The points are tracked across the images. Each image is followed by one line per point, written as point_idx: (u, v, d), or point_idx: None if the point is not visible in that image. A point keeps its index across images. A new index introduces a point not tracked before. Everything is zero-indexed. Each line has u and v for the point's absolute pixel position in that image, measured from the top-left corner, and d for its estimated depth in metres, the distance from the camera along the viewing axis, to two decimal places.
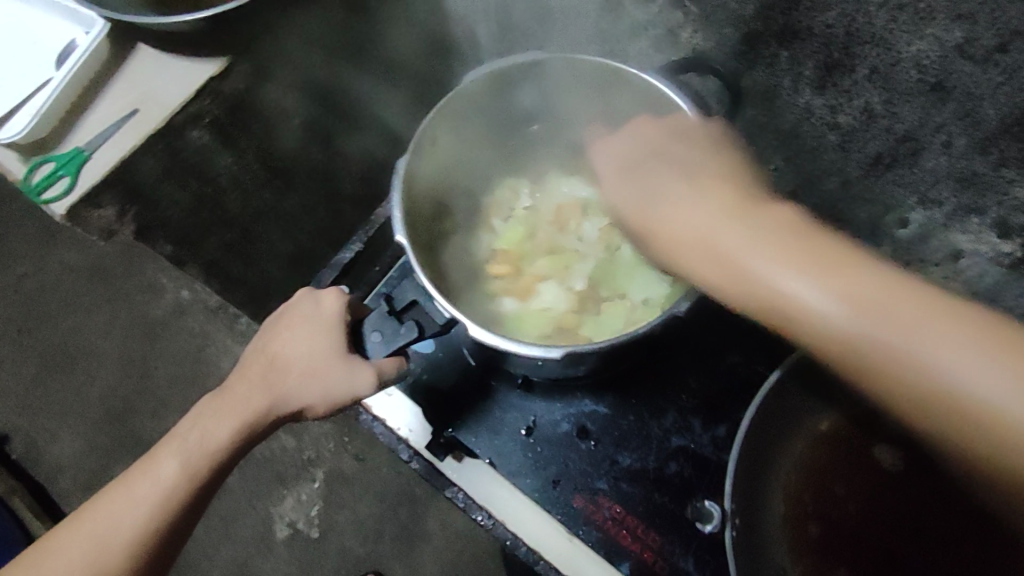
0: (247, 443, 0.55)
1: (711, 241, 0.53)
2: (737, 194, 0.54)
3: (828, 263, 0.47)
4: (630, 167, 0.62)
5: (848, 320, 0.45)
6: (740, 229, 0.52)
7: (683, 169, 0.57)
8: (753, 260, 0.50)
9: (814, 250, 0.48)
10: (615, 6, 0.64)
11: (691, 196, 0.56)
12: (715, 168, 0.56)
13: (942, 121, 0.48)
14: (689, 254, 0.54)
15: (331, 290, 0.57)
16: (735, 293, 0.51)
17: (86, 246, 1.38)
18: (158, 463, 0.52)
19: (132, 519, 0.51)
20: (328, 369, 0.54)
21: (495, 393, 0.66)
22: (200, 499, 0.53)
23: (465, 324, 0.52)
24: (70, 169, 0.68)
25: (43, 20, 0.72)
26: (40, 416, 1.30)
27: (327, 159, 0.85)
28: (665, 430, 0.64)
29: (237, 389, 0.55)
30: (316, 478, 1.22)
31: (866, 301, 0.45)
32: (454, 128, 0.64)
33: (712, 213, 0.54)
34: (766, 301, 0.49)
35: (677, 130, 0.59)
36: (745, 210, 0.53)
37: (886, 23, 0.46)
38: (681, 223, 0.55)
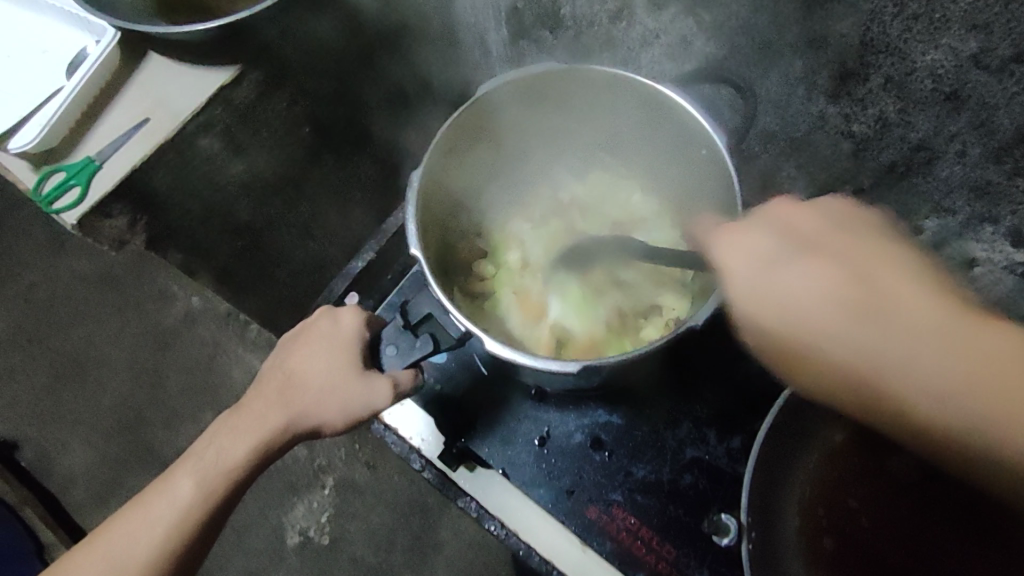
0: (264, 462, 0.55)
1: (827, 336, 0.46)
2: (812, 237, 0.49)
3: (927, 327, 0.44)
4: (771, 264, 0.49)
5: (875, 351, 0.44)
6: (826, 275, 0.47)
7: (794, 237, 0.50)
8: (823, 328, 0.46)
9: (905, 328, 0.44)
10: (627, 14, 0.65)
11: (798, 263, 0.48)
12: (835, 232, 0.49)
13: (957, 130, 0.48)
14: (784, 288, 0.48)
15: (348, 307, 0.58)
16: (804, 357, 0.47)
17: (97, 255, 1.39)
18: (174, 482, 0.53)
19: (149, 538, 0.51)
20: (346, 386, 0.54)
21: (509, 405, 0.66)
22: (217, 518, 0.53)
23: (478, 336, 0.52)
24: (81, 179, 0.66)
25: (53, 30, 0.73)
26: (51, 425, 1.31)
27: (337, 168, 0.85)
28: (679, 441, 0.64)
29: (253, 406, 0.55)
30: (326, 485, 1.22)
31: (920, 342, 0.43)
32: (469, 138, 0.65)
33: (826, 285, 0.47)
34: (854, 378, 0.45)
35: (805, 208, 0.51)
36: (836, 250, 0.48)
37: (901, 32, 0.46)
38: (799, 281, 0.48)
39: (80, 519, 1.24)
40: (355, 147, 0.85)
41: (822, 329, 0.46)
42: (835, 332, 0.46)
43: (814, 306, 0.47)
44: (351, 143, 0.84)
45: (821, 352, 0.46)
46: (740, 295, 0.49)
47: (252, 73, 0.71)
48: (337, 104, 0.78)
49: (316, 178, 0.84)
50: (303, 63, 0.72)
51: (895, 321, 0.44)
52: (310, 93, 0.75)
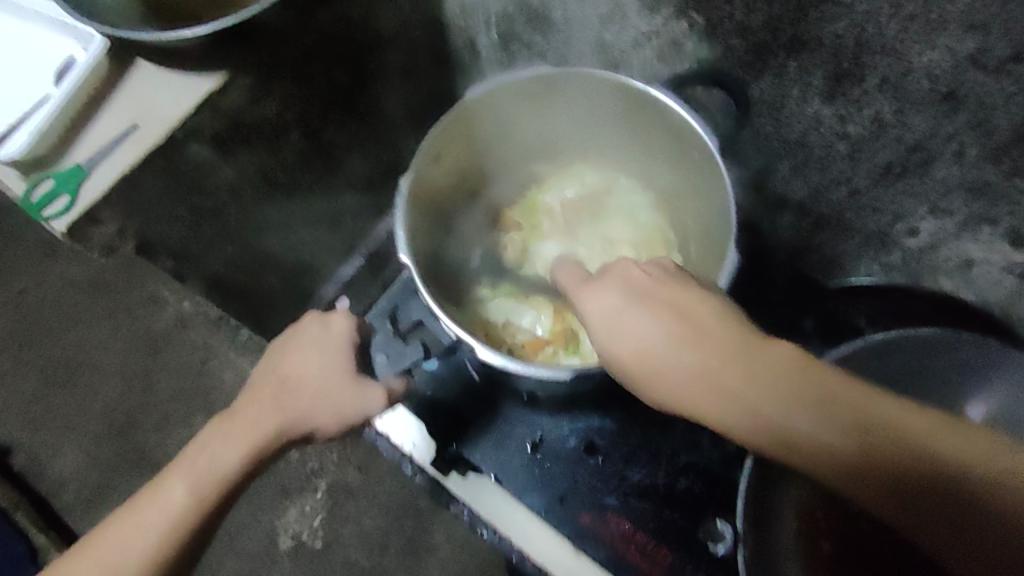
0: (258, 468, 0.53)
1: (661, 361, 0.43)
2: (664, 296, 0.45)
3: (800, 386, 0.39)
4: (622, 312, 0.45)
5: (761, 413, 0.40)
6: (696, 354, 0.42)
7: (633, 289, 0.46)
8: (749, 396, 0.40)
9: (748, 371, 0.41)
10: (619, 16, 0.64)
11: (641, 314, 0.45)
12: (668, 286, 0.45)
13: (954, 130, 0.47)
14: (661, 375, 0.43)
15: (339, 311, 0.58)
16: (668, 377, 0.43)
17: (86, 260, 1.37)
18: (166, 489, 0.50)
19: (140, 548, 0.48)
20: (341, 390, 0.54)
21: (501, 409, 0.65)
22: (208, 528, 0.51)
23: (472, 345, 0.51)
24: (71, 187, 0.65)
25: (39, 35, 0.71)
26: (40, 431, 1.29)
27: (327, 171, 0.84)
28: (674, 445, 0.63)
29: (247, 411, 0.53)
30: (319, 489, 1.21)
31: (800, 399, 0.39)
32: (457, 145, 0.64)
33: (668, 336, 0.43)
34: (778, 434, 0.39)
35: (617, 279, 0.47)
36: (697, 316, 0.44)
37: (896, 33, 0.45)
38: (643, 329, 0.44)
39: (71, 525, 1.22)
40: (345, 147, 0.83)
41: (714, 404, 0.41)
42: (709, 364, 0.42)
43: (675, 357, 0.43)
44: (341, 145, 0.82)
45: (724, 394, 0.41)
46: (620, 354, 0.45)
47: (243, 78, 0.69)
48: (333, 107, 0.76)
49: (309, 182, 0.82)
50: (292, 65, 0.69)
51: (745, 363, 0.40)
52: (303, 97, 0.72)
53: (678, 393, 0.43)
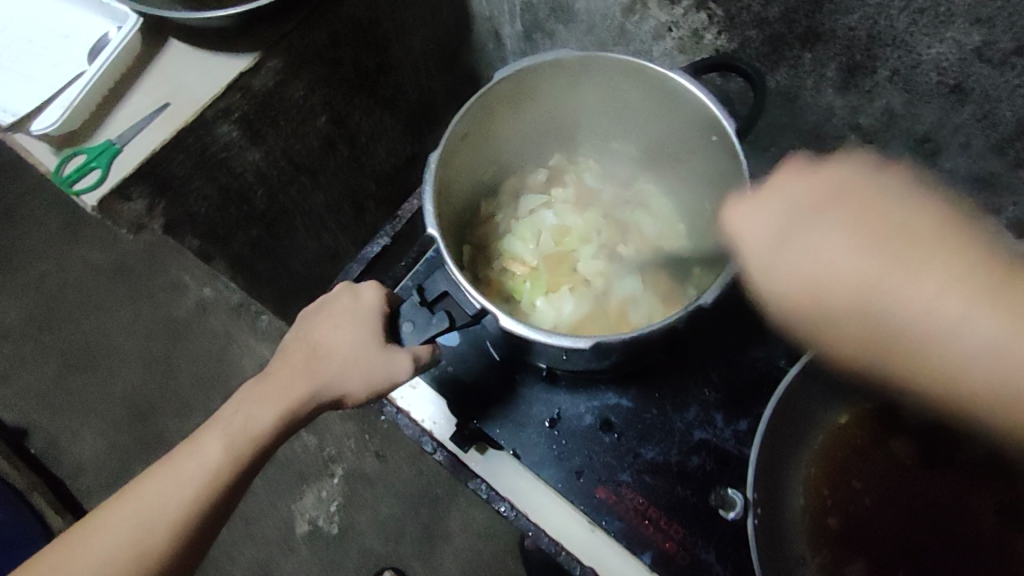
0: (289, 430, 0.56)
1: (884, 289, 0.43)
2: (875, 225, 0.45)
3: (989, 301, 0.40)
4: (788, 230, 0.48)
5: (967, 330, 0.40)
6: (931, 272, 0.42)
7: (808, 204, 0.48)
8: (904, 292, 0.42)
9: (908, 274, 0.42)
10: (640, 7, 0.65)
11: (835, 218, 0.46)
12: (851, 182, 0.47)
13: (961, 122, 0.49)
14: (833, 280, 0.45)
15: (369, 282, 0.60)
16: (836, 316, 0.45)
17: (110, 246, 1.43)
18: (201, 444, 0.54)
19: (175, 498, 0.52)
20: (370, 359, 0.56)
21: (521, 387, 0.67)
22: (237, 485, 0.54)
23: (494, 314, 0.53)
24: (101, 162, 0.65)
25: (75, 16, 0.74)
26: (61, 413, 1.33)
27: (350, 158, 0.88)
28: (687, 423, 0.65)
29: (280, 376, 0.56)
30: (336, 475, 1.24)
31: (994, 308, 0.40)
32: (480, 126, 0.66)
33: (865, 258, 0.44)
34: (898, 344, 0.43)
35: (807, 175, 0.49)
36: (908, 239, 0.43)
37: (906, 26, 0.46)
38: (831, 260, 0.45)
39: (89, 505, 1.26)
40: (368, 135, 0.87)
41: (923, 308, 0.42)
42: (881, 305, 0.43)
43: (858, 282, 0.44)
44: (364, 131, 0.87)
45: (913, 317, 0.42)
46: (778, 278, 0.48)
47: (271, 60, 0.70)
48: (351, 92, 0.80)
49: (332, 167, 0.86)
50: (319, 49, 0.73)
51: (904, 266, 0.43)
52: (327, 81, 0.76)
53: (843, 317, 0.45)
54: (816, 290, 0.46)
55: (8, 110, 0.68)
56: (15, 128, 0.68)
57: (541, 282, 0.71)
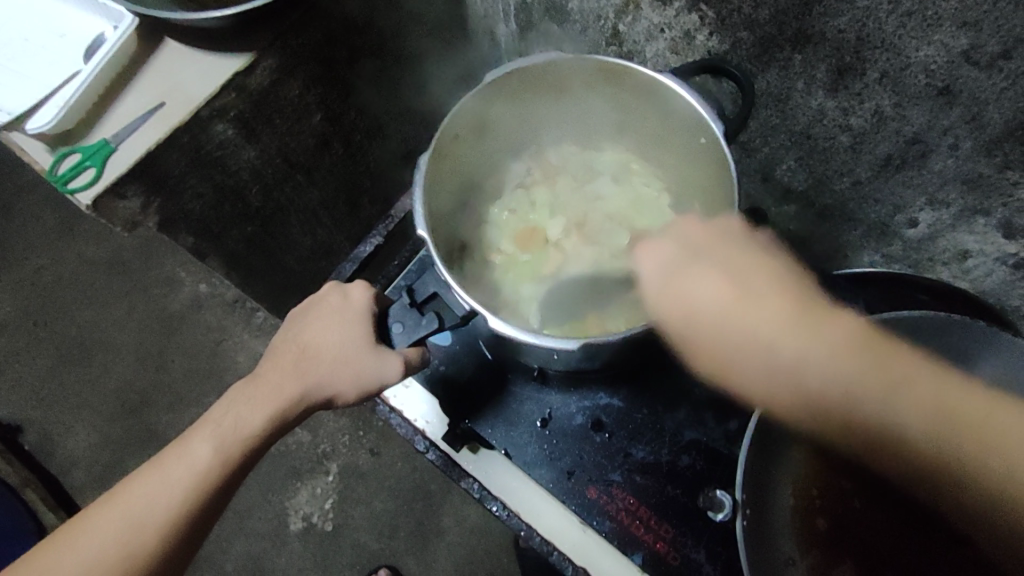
0: (278, 431, 0.57)
1: (749, 327, 0.51)
2: (737, 266, 0.53)
3: (826, 356, 0.48)
4: (679, 270, 0.54)
5: (803, 360, 0.49)
6: (773, 310, 0.51)
7: (685, 246, 0.55)
8: (750, 327, 0.51)
9: (810, 332, 0.49)
10: (632, 8, 0.66)
11: (705, 264, 0.53)
12: (727, 245, 0.54)
13: (950, 124, 0.49)
14: (706, 325, 0.52)
15: (357, 283, 0.60)
16: (737, 360, 0.51)
17: (105, 241, 1.42)
18: (191, 446, 0.54)
19: (167, 501, 0.52)
20: (358, 359, 0.56)
21: (512, 387, 0.67)
22: (228, 486, 0.54)
23: (483, 315, 0.53)
24: (96, 160, 0.66)
25: (69, 14, 0.74)
26: (54, 409, 1.32)
27: (345, 155, 0.87)
28: (678, 423, 0.66)
29: (269, 377, 0.56)
30: (330, 471, 1.24)
31: (848, 363, 0.47)
32: (473, 126, 0.66)
33: (730, 299, 0.51)
34: (745, 356, 0.51)
35: (677, 244, 0.56)
36: (746, 270, 0.53)
37: (895, 29, 0.47)
38: (701, 292, 0.52)
39: (82, 501, 1.26)
40: (364, 133, 0.87)
41: (786, 361, 0.49)
42: (751, 329, 0.51)
43: (755, 325, 0.51)
44: (359, 130, 0.86)
45: (745, 342, 0.51)
46: (674, 306, 0.53)
47: (264, 60, 0.70)
48: (346, 90, 0.80)
49: (327, 164, 0.86)
50: (313, 49, 0.72)
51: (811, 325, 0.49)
52: (322, 79, 0.76)
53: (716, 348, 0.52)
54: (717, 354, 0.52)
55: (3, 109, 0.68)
56: (10, 127, 0.68)
57: (521, 274, 0.72)
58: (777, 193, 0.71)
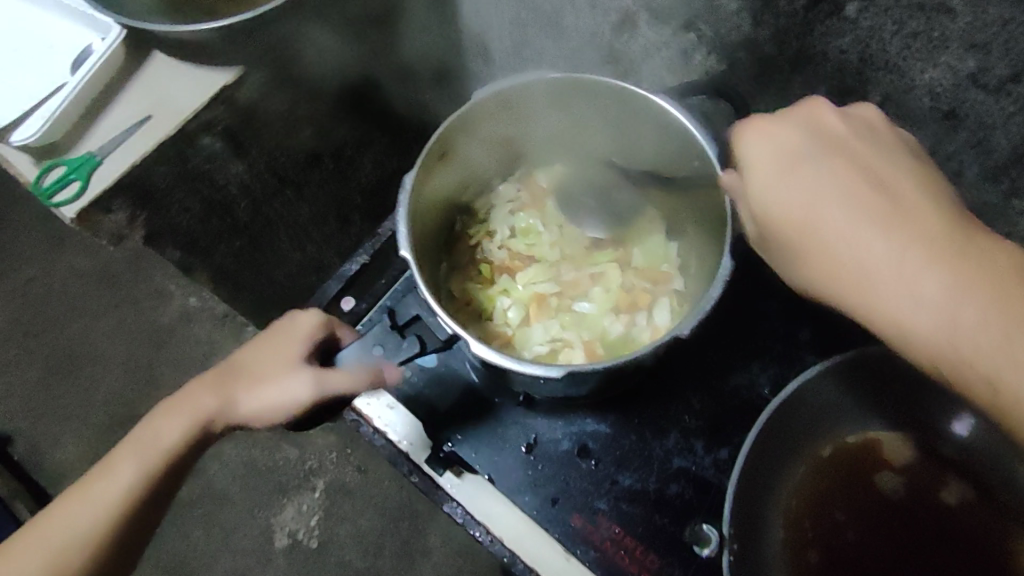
0: (198, 447, 0.58)
1: (821, 226, 0.45)
2: (857, 170, 0.46)
3: (971, 274, 0.40)
4: (793, 164, 0.47)
5: (881, 253, 0.42)
6: (881, 228, 0.43)
7: (817, 138, 0.48)
8: (831, 220, 0.45)
9: (922, 230, 0.42)
10: (629, 26, 0.64)
11: (822, 163, 0.46)
12: (857, 141, 0.47)
13: (954, 149, 0.48)
14: (825, 234, 0.45)
15: (297, 308, 0.59)
16: (809, 252, 0.46)
17: (96, 252, 1.39)
18: (114, 467, 0.56)
19: (83, 523, 0.54)
20: (275, 375, 0.56)
21: (497, 410, 0.65)
22: (150, 505, 0.56)
23: (466, 340, 0.51)
24: (81, 174, 0.66)
25: (59, 24, 0.72)
26: (41, 420, 1.29)
27: (336, 171, 0.80)
28: (667, 451, 0.64)
29: (193, 393, 0.58)
30: (317, 488, 1.22)
31: (932, 252, 0.41)
32: (461, 145, 0.64)
33: (835, 188, 0.45)
34: (802, 227, 0.46)
35: (822, 121, 0.48)
36: (869, 188, 0.45)
37: (899, 50, 0.45)
38: (809, 185, 0.46)
39: None
40: (354, 146, 0.79)
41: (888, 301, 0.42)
42: (836, 220, 0.45)
43: (825, 208, 0.45)
44: (350, 144, 0.79)
45: (816, 216, 0.45)
46: (775, 201, 0.47)
47: (254, 74, 0.71)
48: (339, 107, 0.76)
49: (318, 181, 0.80)
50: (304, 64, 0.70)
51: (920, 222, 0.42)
52: (313, 94, 0.73)
53: (801, 232, 0.46)
54: (793, 229, 0.46)
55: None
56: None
57: (523, 300, 0.70)
58: None
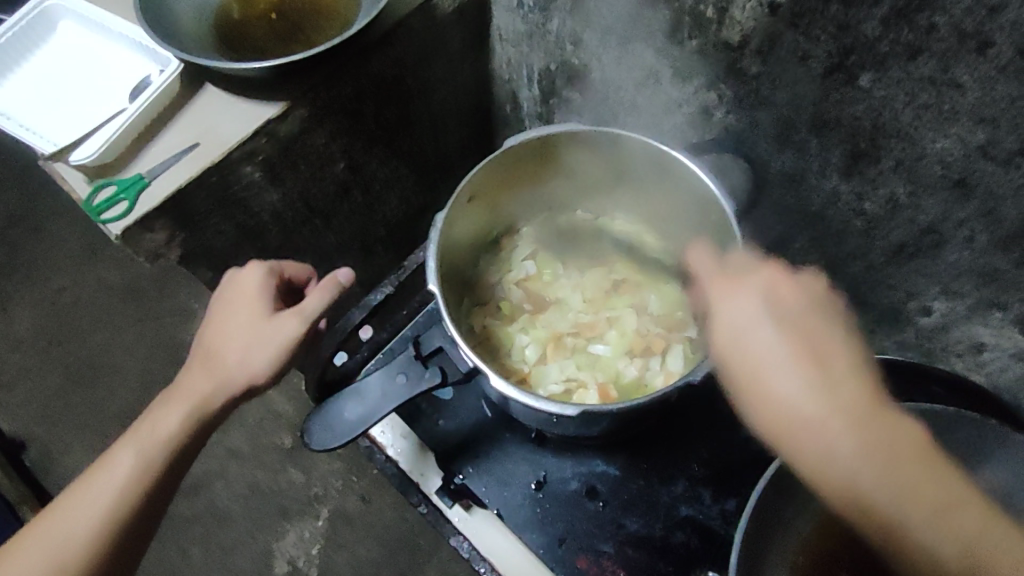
0: (201, 427, 0.60)
1: (777, 390, 0.46)
2: (821, 353, 0.47)
3: (937, 501, 0.42)
4: (771, 320, 0.48)
5: (841, 455, 0.44)
6: (846, 418, 0.45)
7: (776, 310, 0.48)
8: (804, 413, 0.45)
9: (882, 440, 0.44)
10: (653, 81, 0.67)
11: (780, 332, 0.47)
12: (812, 321, 0.48)
13: (965, 216, 0.49)
14: (774, 393, 0.46)
15: (247, 265, 0.64)
16: (796, 436, 0.45)
17: (126, 267, 1.44)
18: (114, 459, 0.58)
19: (87, 516, 0.56)
20: (258, 334, 0.60)
21: (509, 446, 0.66)
22: (156, 492, 0.58)
23: (486, 373, 0.53)
24: (130, 194, 0.66)
25: (120, 54, 0.76)
26: (56, 428, 1.31)
27: (363, 205, 0.89)
28: (673, 497, 0.64)
29: (185, 381, 0.61)
30: (320, 515, 1.22)
31: (907, 485, 0.43)
32: (488, 189, 0.67)
33: (795, 360, 0.47)
34: (751, 375, 0.48)
35: (774, 287, 0.49)
36: (831, 377, 0.46)
37: (912, 119, 0.47)
38: (761, 348, 0.48)
39: None
40: (383, 183, 0.89)
41: (827, 447, 0.44)
42: (799, 407, 0.45)
43: (779, 378, 0.46)
44: (378, 180, 0.88)
45: (780, 398, 0.46)
46: (728, 360, 0.49)
47: (296, 109, 0.71)
48: (370, 142, 0.82)
49: (344, 214, 0.87)
50: (344, 102, 0.75)
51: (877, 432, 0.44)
52: (349, 130, 0.78)
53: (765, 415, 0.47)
54: (750, 390, 0.48)
55: (51, 139, 0.69)
56: (56, 158, 0.69)
57: (540, 339, 0.71)
58: None
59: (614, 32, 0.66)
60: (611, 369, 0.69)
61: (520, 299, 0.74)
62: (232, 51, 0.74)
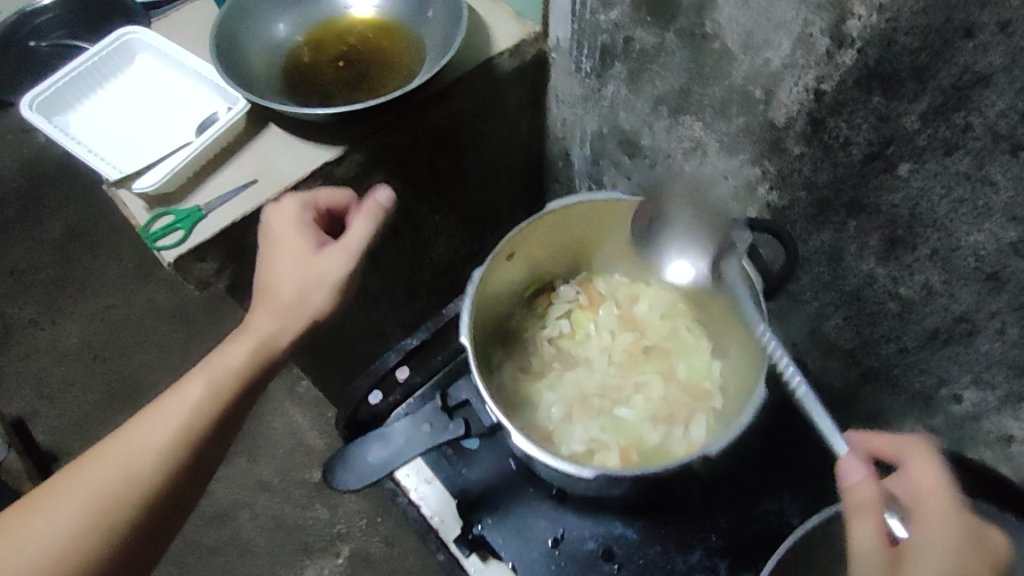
0: (266, 365, 0.62)
1: None
2: None
3: None
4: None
5: None
6: None
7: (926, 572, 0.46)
8: None
9: None
10: (699, 153, 0.69)
11: None
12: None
13: (998, 308, 0.50)
14: None
15: (286, 197, 0.66)
16: None
17: (175, 291, 1.49)
18: (185, 388, 0.60)
19: (161, 433, 0.57)
20: (315, 270, 0.62)
21: (529, 500, 0.67)
22: (225, 417, 0.60)
23: (509, 430, 0.55)
24: (186, 225, 0.70)
25: (188, 89, 0.81)
26: (92, 441, 1.35)
27: (414, 251, 0.91)
28: (688, 567, 0.64)
29: (251, 319, 0.63)
30: (341, 553, 1.23)
31: None
32: (526, 245, 0.70)
33: None
34: None
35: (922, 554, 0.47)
36: None
37: (947, 212, 0.48)
38: None
39: None
40: (431, 231, 0.92)
41: None
42: None
43: None
44: (427, 228, 0.91)
45: None
46: None
47: (352, 155, 0.75)
48: (423, 190, 0.85)
49: (394, 259, 0.90)
50: (399, 149, 0.78)
51: None
52: (402, 177, 0.81)
53: None
54: None
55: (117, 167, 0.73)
56: (120, 184, 0.73)
57: (567, 398, 0.72)
58: (823, 349, 0.71)
59: (665, 103, 0.70)
60: (636, 437, 0.69)
61: (550, 355, 0.75)
62: (307, 96, 0.78)
